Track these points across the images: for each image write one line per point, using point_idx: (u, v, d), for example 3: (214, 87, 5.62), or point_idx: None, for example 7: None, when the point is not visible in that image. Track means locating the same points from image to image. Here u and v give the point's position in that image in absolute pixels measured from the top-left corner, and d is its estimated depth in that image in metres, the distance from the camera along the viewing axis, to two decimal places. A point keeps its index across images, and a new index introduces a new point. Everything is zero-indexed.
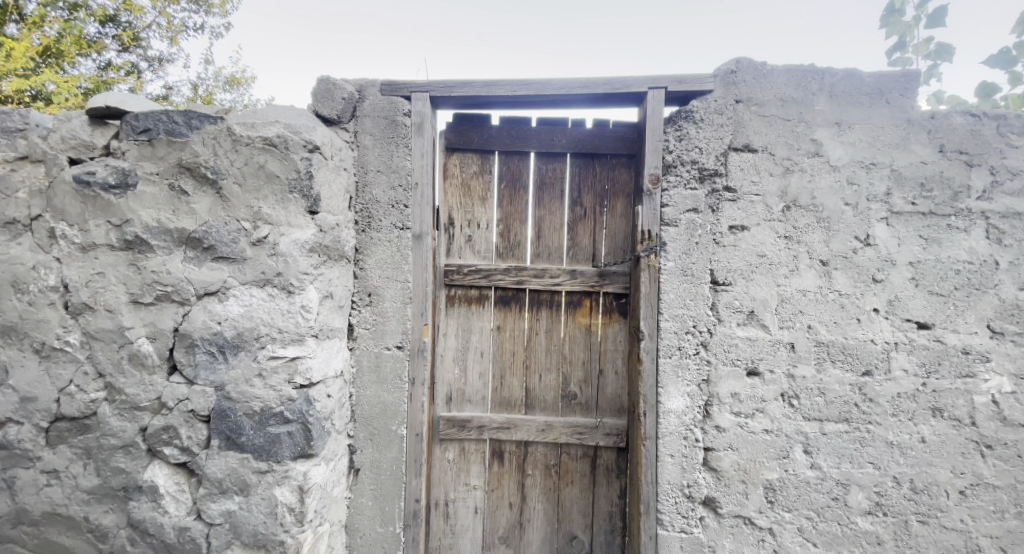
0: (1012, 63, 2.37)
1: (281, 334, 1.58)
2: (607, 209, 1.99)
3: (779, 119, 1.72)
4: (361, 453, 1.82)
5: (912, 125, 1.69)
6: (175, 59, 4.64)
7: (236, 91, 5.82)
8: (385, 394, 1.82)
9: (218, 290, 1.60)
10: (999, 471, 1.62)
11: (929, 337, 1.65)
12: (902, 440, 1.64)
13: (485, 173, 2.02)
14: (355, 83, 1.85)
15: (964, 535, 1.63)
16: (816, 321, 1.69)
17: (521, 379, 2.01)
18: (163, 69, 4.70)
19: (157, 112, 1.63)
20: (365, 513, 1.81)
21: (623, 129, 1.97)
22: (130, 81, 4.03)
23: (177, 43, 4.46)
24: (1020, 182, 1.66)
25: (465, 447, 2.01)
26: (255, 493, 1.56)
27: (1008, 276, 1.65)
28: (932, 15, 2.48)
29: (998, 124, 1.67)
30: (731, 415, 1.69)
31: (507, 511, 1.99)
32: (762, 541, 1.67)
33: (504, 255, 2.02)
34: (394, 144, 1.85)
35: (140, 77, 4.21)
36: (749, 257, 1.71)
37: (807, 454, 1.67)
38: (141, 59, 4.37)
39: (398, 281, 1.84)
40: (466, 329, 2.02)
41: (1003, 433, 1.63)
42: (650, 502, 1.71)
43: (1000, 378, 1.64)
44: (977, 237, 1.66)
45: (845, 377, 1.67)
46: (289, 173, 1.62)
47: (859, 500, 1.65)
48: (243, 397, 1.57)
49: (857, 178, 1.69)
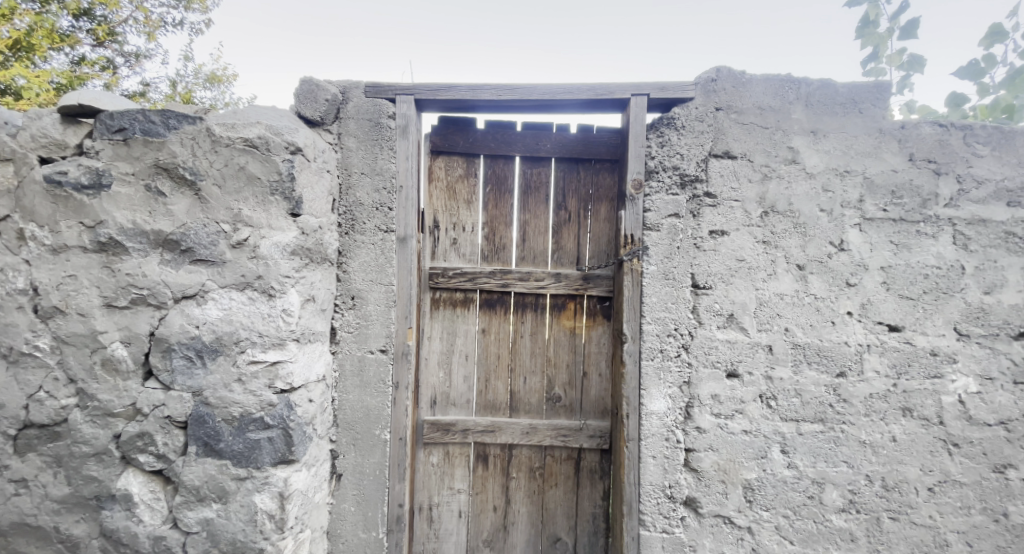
0: (980, 75, 2.47)
1: (262, 338, 1.56)
2: (591, 213, 2.01)
3: (757, 127, 1.76)
4: (344, 458, 1.80)
5: (884, 134, 1.75)
6: (153, 55, 4.54)
7: (216, 89, 5.72)
8: (369, 398, 1.81)
9: (197, 293, 1.56)
10: (965, 468, 1.68)
11: (899, 339, 1.71)
12: (874, 439, 1.70)
13: (470, 176, 2.02)
14: (338, 84, 1.84)
15: (933, 530, 1.68)
16: (793, 324, 1.73)
17: (505, 382, 2.01)
18: (140, 64, 4.58)
19: (133, 110, 1.59)
20: (347, 519, 1.79)
21: (607, 134, 2.00)
22: (105, 77, 3.92)
23: (155, 38, 4.36)
24: (985, 191, 1.73)
25: (449, 450, 2.00)
26: (233, 500, 1.53)
27: (974, 280, 1.71)
28: (905, 27, 2.57)
29: (964, 134, 1.74)
30: (711, 417, 1.72)
31: (492, 514, 1.99)
32: (742, 539, 1.71)
33: (489, 258, 2.02)
34: (378, 146, 1.84)
35: (116, 73, 4.10)
36: (729, 261, 1.75)
37: (784, 454, 1.71)
38: (116, 54, 4.25)
39: (382, 284, 1.82)
40: (450, 332, 2.01)
41: (969, 431, 1.69)
42: (633, 503, 1.73)
43: (966, 379, 1.70)
44: (944, 242, 1.72)
45: (820, 379, 1.71)
46: (270, 175, 1.59)
47: (833, 498, 1.69)
48: (222, 403, 1.55)
49: (832, 185, 1.75)
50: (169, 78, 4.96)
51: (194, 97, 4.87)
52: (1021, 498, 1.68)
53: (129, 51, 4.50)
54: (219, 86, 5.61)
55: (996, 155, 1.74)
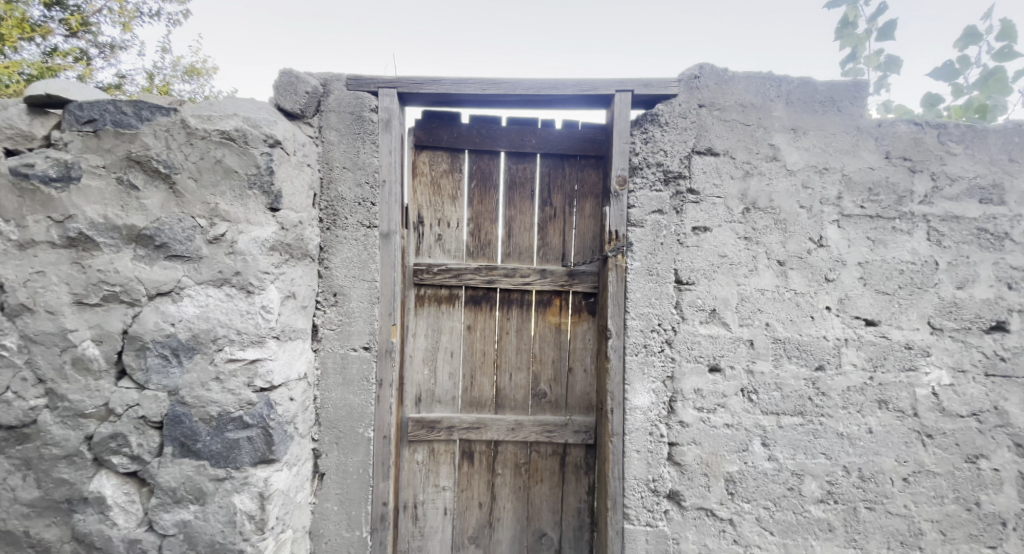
0: (954, 76, 2.54)
1: (240, 336, 1.52)
2: (577, 209, 2.01)
3: (739, 124, 1.78)
4: (326, 457, 1.78)
5: (861, 132, 1.78)
6: (128, 46, 4.41)
7: (195, 82, 5.58)
8: (352, 396, 1.78)
9: (172, 290, 1.52)
10: (939, 459, 1.71)
11: (875, 333, 1.75)
12: (851, 431, 1.73)
13: (454, 171, 2.00)
14: (319, 77, 1.81)
15: (908, 520, 1.71)
16: (774, 319, 1.76)
17: (491, 379, 2.01)
18: (115, 56, 4.44)
19: (104, 101, 1.54)
20: (330, 518, 1.77)
21: (592, 130, 2.00)
22: (79, 68, 3.79)
23: (131, 29, 4.23)
24: (958, 188, 1.76)
25: (434, 448, 1.99)
26: (212, 501, 1.50)
27: (947, 275, 1.75)
28: (882, 29, 2.62)
29: (938, 133, 1.78)
30: (694, 411, 1.74)
31: (477, 511, 1.99)
32: (723, 531, 1.73)
33: (475, 254, 2.01)
34: (361, 140, 1.81)
35: (90, 65, 3.97)
36: (711, 257, 1.76)
37: (765, 447, 1.74)
38: (90, 45, 4.12)
39: (365, 281, 1.80)
40: (435, 329, 2.00)
41: (943, 422, 1.72)
42: (617, 497, 1.74)
43: (940, 371, 1.73)
44: (919, 238, 1.76)
45: (799, 372, 1.74)
46: (248, 169, 1.56)
47: (812, 489, 1.73)
48: (199, 402, 1.51)
49: (811, 182, 1.77)
50: (145, 70, 4.82)
51: (172, 90, 4.74)
52: (993, 487, 1.71)
53: (103, 43, 4.36)
54: (198, 79, 5.48)
55: (969, 153, 1.77)
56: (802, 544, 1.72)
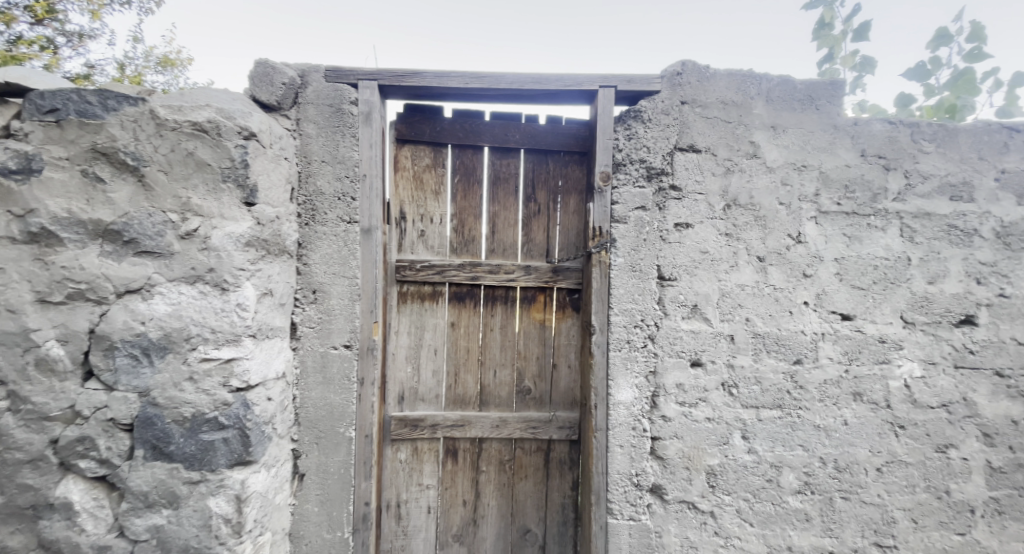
0: (926, 76, 2.60)
1: (214, 335, 1.47)
2: (561, 205, 2.00)
3: (721, 121, 1.80)
4: (306, 457, 1.74)
5: (838, 130, 1.81)
6: (99, 35, 4.23)
7: (169, 73, 5.41)
8: (332, 395, 1.75)
9: (142, 287, 1.47)
10: (910, 449, 1.76)
11: (851, 327, 1.79)
12: (828, 423, 1.77)
13: (437, 166, 1.97)
14: (297, 67, 1.76)
15: (881, 509, 1.76)
16: (754, 314, 1.78)
17: (475, 376, 1.99)
18: (84, 45, 4.26)
19: (67, 90, 1.47)
20: (311, 520, 1.73)
21: (575, 126, 1.99)
22: (46, 57, 3.63)
23: (101, 17, 4.06)
24: (930, 185, 1.81)
25: (418, 446, 1.97)
26: (186, 505, 1.45)
27: (919, 270, 1.80)
28: (857, 30, 2.68)
29: (912, 132, 1.82)
30: (676, 405, 1.76)
31: (461, 509, 1.97)
32: (705, 524, 1.76)
33: (458, 250, 1.98)
34: (340, 134, 1.77)
35: (57, 54, 3.80)
36: (693, 253, 1.78)
37: (745, 440, 1.76)
38: (57, 33, 3.94)
39: (345, 277, 1.76)
40: (419, 326, 1.97)
41: (914, 413, 1.77)
42: (600, 492, 1.75)
43: (911, 364, 1.78)
44: (893, 235, 1.80)
45: (778, 366, 1.77)
46: (221, 161, 1.51)
47: (790, 480, 1.76)
48: (172, 403, 1.46)
49: (790, 179, 1.80)
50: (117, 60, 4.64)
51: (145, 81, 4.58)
52: (962, 476, 1.76)
53: (70, 31, 4.18)
54: (171, 70, 5.29)
55: (940, 151, 1.82)
56: (781, 535, 1.76)
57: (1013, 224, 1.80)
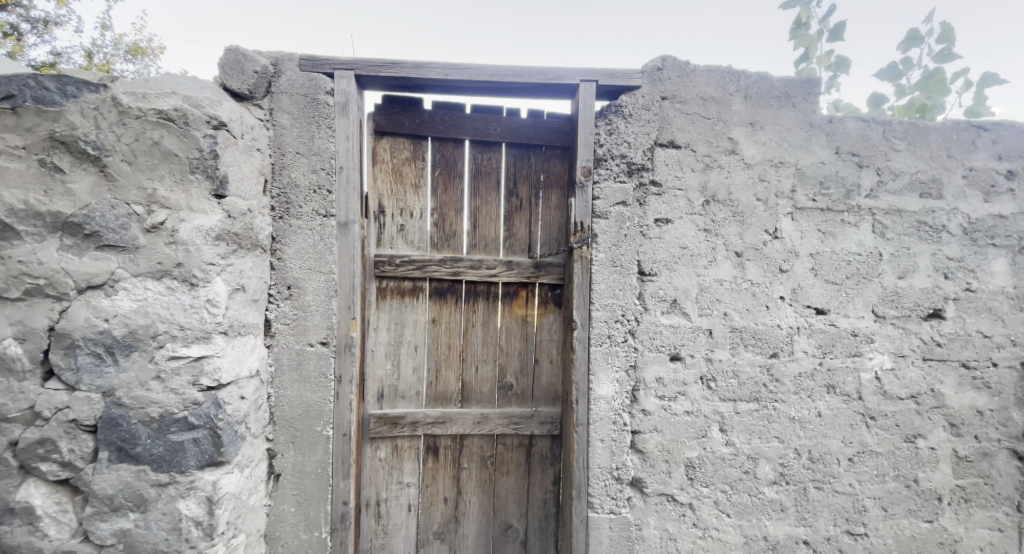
0: (898, 77, 2.67)
1: (183, 332, 1.42)
2: (542, 200, 1.99)
3: (700, 117, 1.81)
4: (282, 457, 1.69)
5: (814, 128, 1.84)
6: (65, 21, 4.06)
7: (140, 63, 5.22)
8: (308, 393, 1.70)
9: (105, 283, 1.40)
10: (880, 439, 1.81)
11: (825, 321, 1.83)
12: (802, 415, 1.81)
13: (417, 159, 1.94)
14: (269, 56, 1.70)
15: (853, 498, 1.81)
16: (731, 309, 1.81)
17: (456, 372, 1.97)
18: (49, 31, 4.07)
19: (23, 75, 1.39)
20: (287, 520, 1.69)
21: (557, 120, 1.98)
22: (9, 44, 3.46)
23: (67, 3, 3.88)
24: (901, 182, 1.85)
25: (398, 444, 1.94)
26: (154, 508, 1.40)
27: (890, 265, 1.84)
28: (833, 30, 2.72)
29: (884, 130, 1.86)
30: (655, 399, 1.77)
31: (442, 506, 1.96)
32: (683, 516, 1.78)
33: (439, 245, 1.96)
34: (315, 125, 1.72)
35: (21, 41, 3.63)
36: (672, 249, 1.79)
37: (722, 433, 1.79)
38: (20, 18, 3.76)
39: (322, 272, 1.71)
40: (398, 322, 1.94)
41: (885, 405, 1.82)
42: (581, 486, 1.75)
43: (882, 356, 1.83)
44: (865, 231, 1.84)
45: (755, 359, 1.80)
46: (189, 152, 1.45)
47: (766, 472, 1.79)
48: (138, 403, 1.40)
49: (767, 175, 1.82)
50: (84, 48, 4.45)
51: (115, 71, 4.41)
52: (929, 465, 1.81)
53: (35, 16, 3.99)
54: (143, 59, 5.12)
55: (911, 149, 1.86)
56: (757, 525, 1.79)
57: (980, 220, 1.85)
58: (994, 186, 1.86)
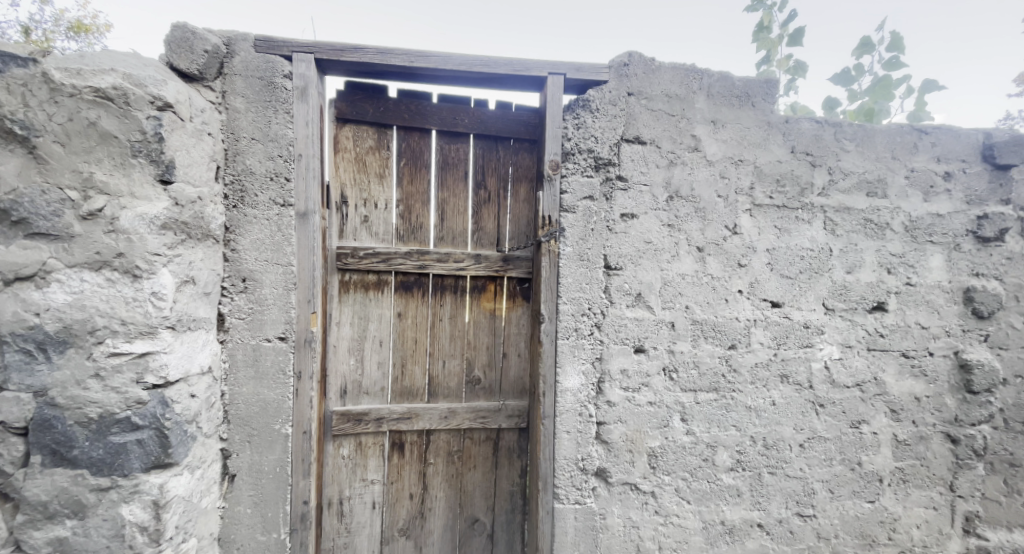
0: (850, 82, 2.80)
1: (125, 327, 1.33)
2: (511, 193, 1.97)
3: (664, 114, 1.84)
4: (237, 457, 1.62)
5: (772, 127, 1.91)
6: None
7: (81, 41, 4.86)
8: (265, 391, 1.63)
9: (36, 274, 1.30)
10: (828, 425, 1.91)
11: (780, 314, 1.90)
12: (758, 404, 1.88)
13: (381, 149, 1.88)
14: (221, 34, 1.60)
15: (803, 481, 1.90)
16: (693, 302, 1.85)
17: (423, 367, 1.94)
18: None
19: None
20: (243, 522, 1.62)
21: (525, 113, 1.96)
22: None
23: None
24: (850, 181, 1.95)
25: (362, 441, 1.89)
26: (93, 514, 1.32)
27: (839, 261, 1.94)
28: (792, 35, 2.83)
29: (835, 131, 1.94)
30: (620, 391, 1.80)
31: (408, 502, 1.93)
32: (646, 503, 1.82)
33: (405, 237, 1.91)
34: (272, 109, 1.63)
35: None
36: (638, 243, 1.82)
37: (683, 422, 1.84)
38: None
39: (279, 264, 1.63)
40: (362, 316, 1.88)
41: (833, 393, 1.92)
42: (548, 478, 1.77)
43: (831, 347, 1.93)
44: (817, 227, 1.93)
45: (714, 351, 1.86)
46: (130, 134, 1.35)
47: (724, 459, 1.86)
48: (75, 403, 1.31)
49: (728, 172, 1.88)
50: (18, 24, 4.12)
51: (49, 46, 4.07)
52: (872, 448, 1.93)
53: None
54: (83, 37, 4.77)
55: (859, 150, 1.96)
56: (715, 510, 1.86)
57: (920, 218, 1.97)
58: (933, 186, 1.98)
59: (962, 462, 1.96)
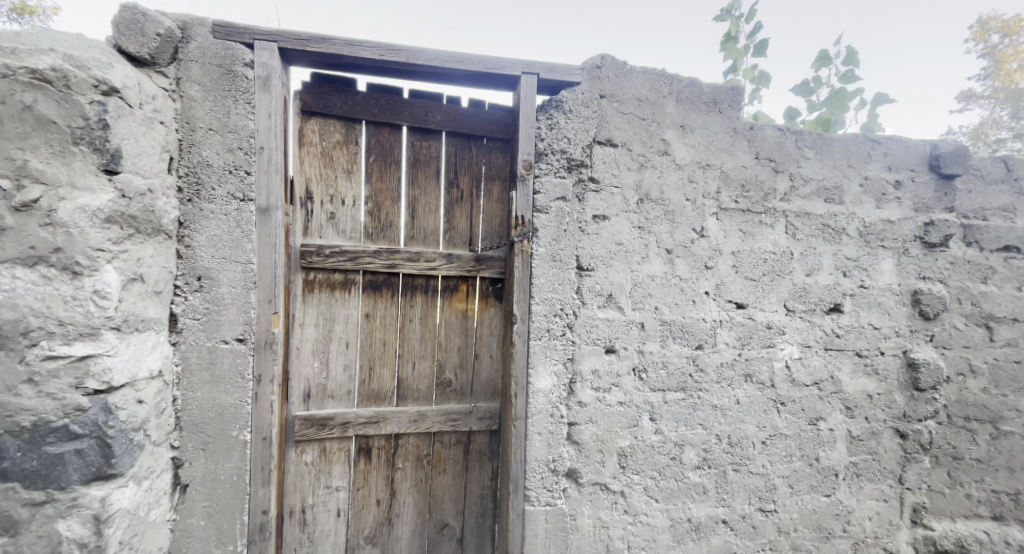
0: (809, 93, 2.92)
1: (63, 328, 1.22)
2: (484, 192, 1.95)
3: (636, 118, 1.85)
4: (189, 466, 1.52)
5: (737, 133, 1.96)
6: None
7: (24, 23, 4.53)
8: (222, 396, 1.54)
9: None
10: (789, 422, 1.98)
11: (744, 315, 1.96)
12: (723, 403, 1.93)
13: (349, 143, 1.81)
14: (176, 18, 1.51)
15: (765, 477, 1.96)
16: (662, 303, 1.88)
17: (391, 370, 1.88)
18: None
19: None
20: (195, 535, 1.53)
21: (498, 112, 1.94)
22: None
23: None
24: (810, 188, 2.03)
25: (326, 446, 1.82)
26: (26, 531, 1.21)
27: (799, 264, 2.01)
28: (757, 45, 2.92)
29: (796, 139, 2.01)
30: (591, 391, 1.81)
31: (375, 509, 1.87)
32: (616, 503, 1.83)
33: (373, 236, 1.85)
34: (231, 99, 1.54)
35: None
36: (609, 245, 1.83)
37: (652, 421, 1.87)
38: None
39: (238, 262, 1.55)
40: (328, 317, 1.81)
41: (793, 391, 1.99)
42: (519, 480, 1.75)
43: (791, 347, 2.00)
44: (779, 231, 1.99)
45: (682, 351, 1.90)
46: (70, 119, 1.25)
47: (691, 457, 1.90)
48: (4, 411, 1.19)
49: (696, 176, 1.92)
50: None
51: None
52: (828, 444, 2.01)
53: None
54: (27, 20, 4.45)
55: (818, 158, 2.04)
56: (682, 508, 1.89)
57: (872, 224, 2.07)
58: (885, 194, 2.09)
59: (910, 456, 2.07)
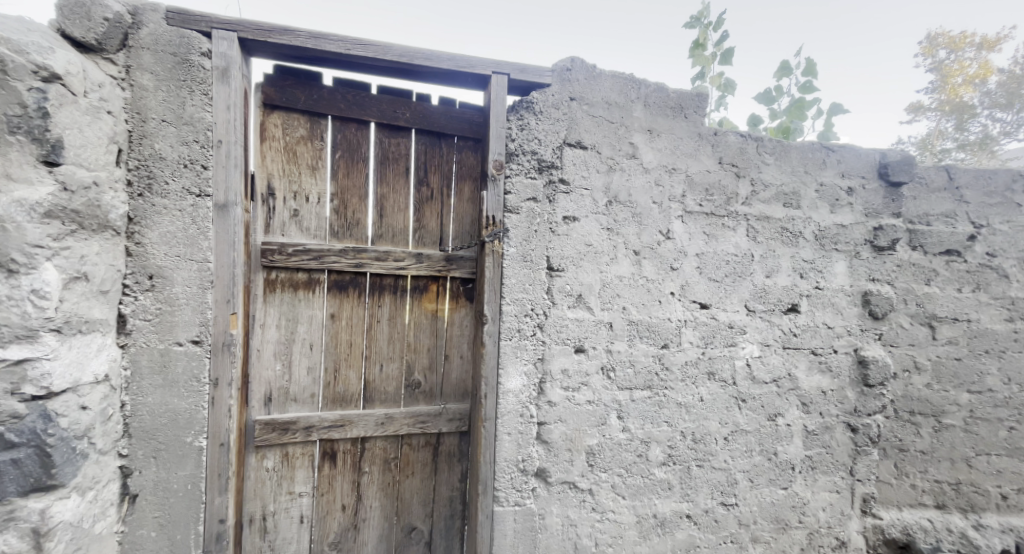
0: (771, 101, 3.03)
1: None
2: (454, 191, 1.93)
3: (605, 121, 1.88)
4: (139, 475, 1.44)
5: (702, 139, 2.01)
6: None
7: None
8: (175, 401, 1.46)
9: None
10: (749, 418, 2.05)
11: (708, 315, 2.01)
12: (688, 400, 1.98)
13: (314, 139, 1.75)
14: (126, 3, 1.42)
15: (727, 472, 2.02)
16: (629, 303, 1.91)
17: (358, 371, 1.84)
18: None
19: None
20: (145, 547, 1.44)
21: (469, 111, 1.92)
22: None
23: None
24: (769, 193, 2.10)
25: (289, 452, 1.76)
26: None
27: (759, 266, 2.08)
28: (724, 53, 3.01)
29: (758, 145, 2.08)
30: (560, 390, 1.82)
31: (340, 515, 1.82)
32: (584, 501, 1.85)
33: (339, 234, 1.80)
34: (187, 89, 1.47)
35: None
36: (578, 246, 1.84)
37: (620, 420, 1.89)
38: None
39: (194, 261, 1.47)
40: (291, 318, 1.75)
41: (753, 388, 2.06)
42: (488, 481, 1.74)
43: (751, 346, 2.07)
44: (741, 234, 2.06)
45: (649, 350, 1.93)
46: (5, 106, 1.16)
47: (656, 454, 1.94)
48: None
49: (662, 180, 1.96)
50: None
51: None
52: (786, 439, 2.10)
53: None
54: None
55: (778, 164, 2.11)
56: (648, 504, 1.93)
57: (827, 228, 2.17)
58: (838, 199, 2.19)
59: (860, 448, 2.18)
